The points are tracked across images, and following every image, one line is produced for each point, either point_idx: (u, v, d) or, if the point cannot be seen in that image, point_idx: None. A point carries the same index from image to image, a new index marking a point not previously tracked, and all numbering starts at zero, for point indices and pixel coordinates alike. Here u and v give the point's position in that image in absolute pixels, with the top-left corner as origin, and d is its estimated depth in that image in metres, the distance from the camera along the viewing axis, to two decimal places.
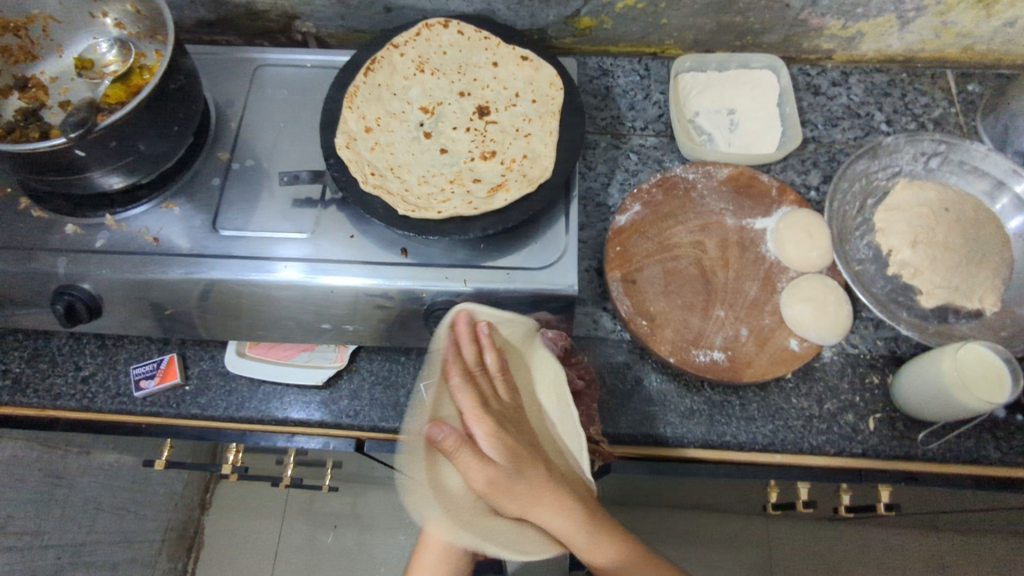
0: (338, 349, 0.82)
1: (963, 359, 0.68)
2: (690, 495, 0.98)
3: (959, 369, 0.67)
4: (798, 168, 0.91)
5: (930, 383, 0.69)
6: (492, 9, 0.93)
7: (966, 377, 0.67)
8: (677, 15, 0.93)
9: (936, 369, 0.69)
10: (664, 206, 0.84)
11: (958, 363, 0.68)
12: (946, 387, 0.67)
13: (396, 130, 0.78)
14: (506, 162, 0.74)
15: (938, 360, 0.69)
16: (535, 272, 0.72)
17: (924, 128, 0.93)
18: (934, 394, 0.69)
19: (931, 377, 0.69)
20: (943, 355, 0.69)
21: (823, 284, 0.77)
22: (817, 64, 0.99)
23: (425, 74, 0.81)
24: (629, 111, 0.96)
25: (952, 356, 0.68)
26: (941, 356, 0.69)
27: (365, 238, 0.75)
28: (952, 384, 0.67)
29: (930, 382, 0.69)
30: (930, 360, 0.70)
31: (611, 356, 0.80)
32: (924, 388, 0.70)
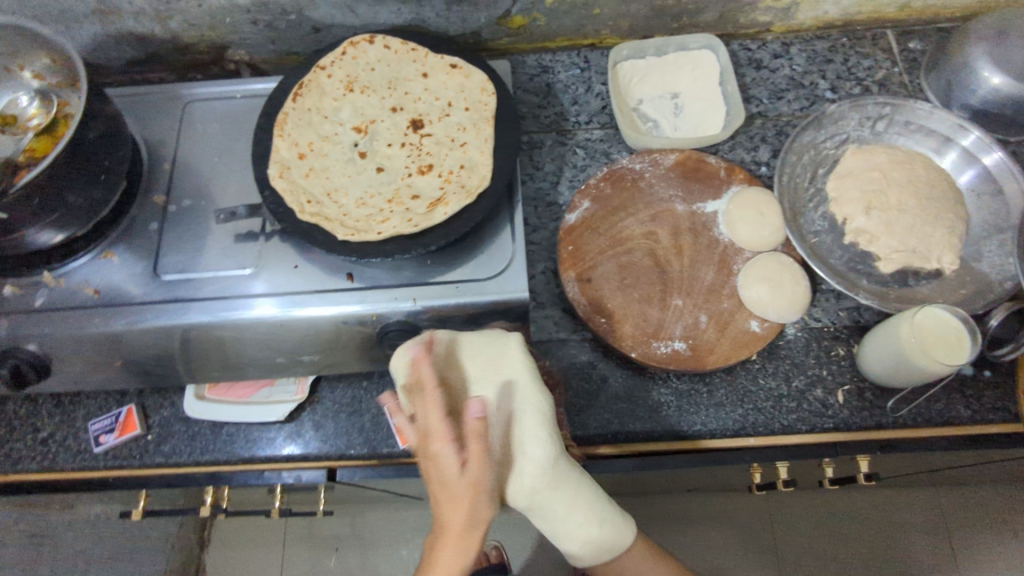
0: (298, 382, 0.80)
1: (921, 324, 0.68)
2: (677, 483, 0.97)
3: (918, 334, 0.67)
4: (746, 145, 0.89)
5: (892, 351, 0.69)
6: (421, 18, 0.92)
7: (925, 342, 0.67)
8: (608, 4, 0.91)
9: (896, 336, 0.68)
10: (613, 199, 0.83)
11: (917, 329, 0.68)
12: (906, 353, 0.67)
13: (330, 153, 0.76)
14: (443, 174, 0.73)
15: (897, 328, 0.69)
16: (485, 282, 0.71)
17: (869, 91, 0.92)
18: (898, 362, 0.69)
19: (892, 345, 0.69)
20: (901, 321, 0.69)
21: (778, 261, 0.77)
22: (756, 37, 0.98)
23: (356, 93, 0.80)
24: (572, 106, 0.95)
25: (910, 323, 0.68)
26: (900, 324, 0.69)
27: (309, 266, 0.73)
28: (911, 350, 0.66)
29: (892, 350, 0.69)
30: (889, 327, 0.70)
31: (574, 357, 0.78)
32: (888, 357, 0.70)
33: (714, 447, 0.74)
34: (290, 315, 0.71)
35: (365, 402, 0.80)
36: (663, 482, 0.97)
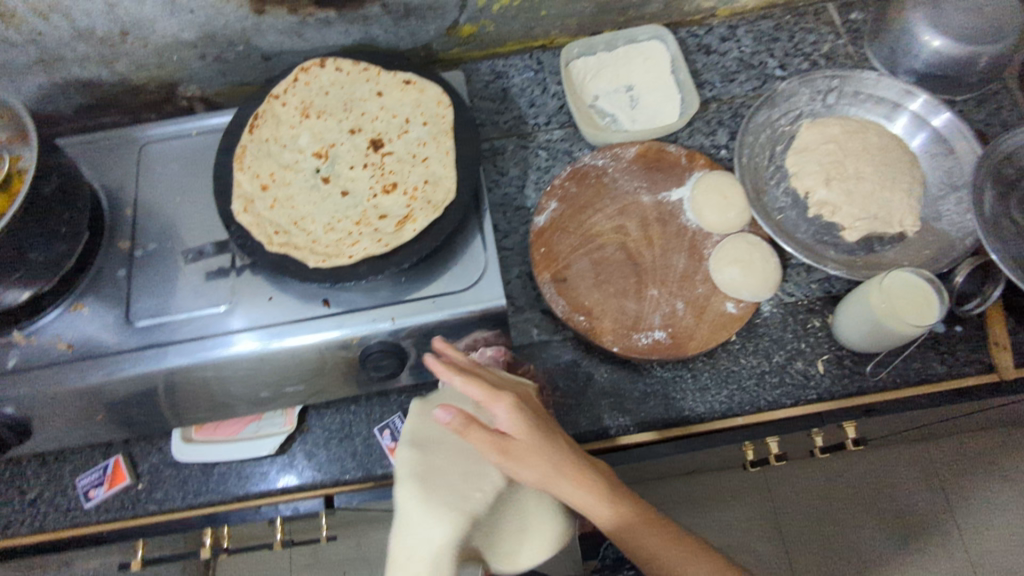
0: (285, 413, 0.80)
1: (894, 291, 0.69)
2: (673, 467, 0.98)
3: (889, 298, 0.69)
4: (705, 130, 0.91)
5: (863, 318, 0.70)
6: (371, 36, 0.93)
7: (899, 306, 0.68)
8: (554, 5, 0.92)
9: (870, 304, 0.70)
10: (579, 197, 0.84)
11: (888, 295, 0.69)
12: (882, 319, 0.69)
13: (293, 181, 0.76)
14: (409, 191, 0.73)
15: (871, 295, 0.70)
16: (461, 294, 0.71)
17: (817, 65, 0.94)
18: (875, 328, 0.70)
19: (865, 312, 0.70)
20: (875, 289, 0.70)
21: (747, 242, 0.78)
22: (703, 23, 1.00)
23: (312, 118, 0.79)
24: (529, 109, 0.96)
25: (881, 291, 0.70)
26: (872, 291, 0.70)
27: (284, 296, 0.73)
28: (884, 316, 0.68)
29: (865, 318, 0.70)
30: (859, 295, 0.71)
31: (558, 357, 0.79)
32: (862, 325, 0.71)
33: (705, 430, 0.75)
34: (271, 347, 0.70)
35: (355, 426, 0.80)
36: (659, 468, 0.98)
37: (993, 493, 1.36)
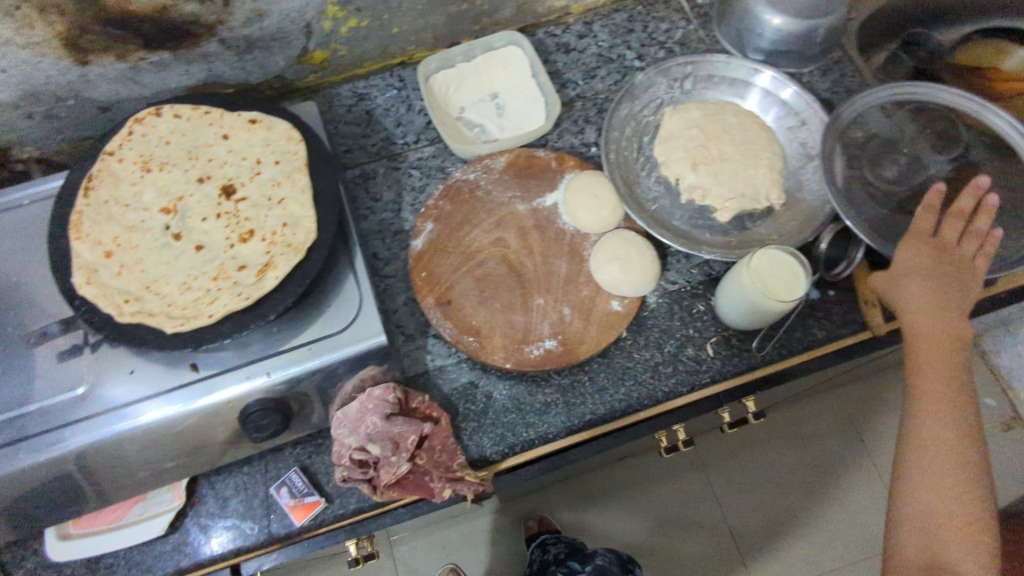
0: (172, 488, 0.74)
1: (772, 270, 0.71)
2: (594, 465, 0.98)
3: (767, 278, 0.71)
4: (573, 130, 0.91)
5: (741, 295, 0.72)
6: (217, 73, 0.87)
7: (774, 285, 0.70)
8: (405, 21, 0.90)
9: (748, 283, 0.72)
10: (455, 214, 0.82)
11: (765, 273, 0.71)
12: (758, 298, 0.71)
13: (141, 242, 0.71)
14: (267, 237, 0.69)
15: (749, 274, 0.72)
16: (338, 336, 0.68)
17: (672, 52, 0.96)
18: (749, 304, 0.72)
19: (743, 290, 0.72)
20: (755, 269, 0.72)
21: (623, 238, 0.78)
22: (559, 22, 1.00)
23: (154, 172, 0.74)
24: (397, 129, 0.93)
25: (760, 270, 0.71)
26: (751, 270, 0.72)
27: (146, 368, 0.67)
28: (759, 296, 0.70)
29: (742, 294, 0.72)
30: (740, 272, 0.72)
31: (455, 381, 0.77)
32: (738, 301, 0.73)
33: (609, 430, 0.75)
34: (139, 425, 0.65)
35: (251, 488, 0.76)
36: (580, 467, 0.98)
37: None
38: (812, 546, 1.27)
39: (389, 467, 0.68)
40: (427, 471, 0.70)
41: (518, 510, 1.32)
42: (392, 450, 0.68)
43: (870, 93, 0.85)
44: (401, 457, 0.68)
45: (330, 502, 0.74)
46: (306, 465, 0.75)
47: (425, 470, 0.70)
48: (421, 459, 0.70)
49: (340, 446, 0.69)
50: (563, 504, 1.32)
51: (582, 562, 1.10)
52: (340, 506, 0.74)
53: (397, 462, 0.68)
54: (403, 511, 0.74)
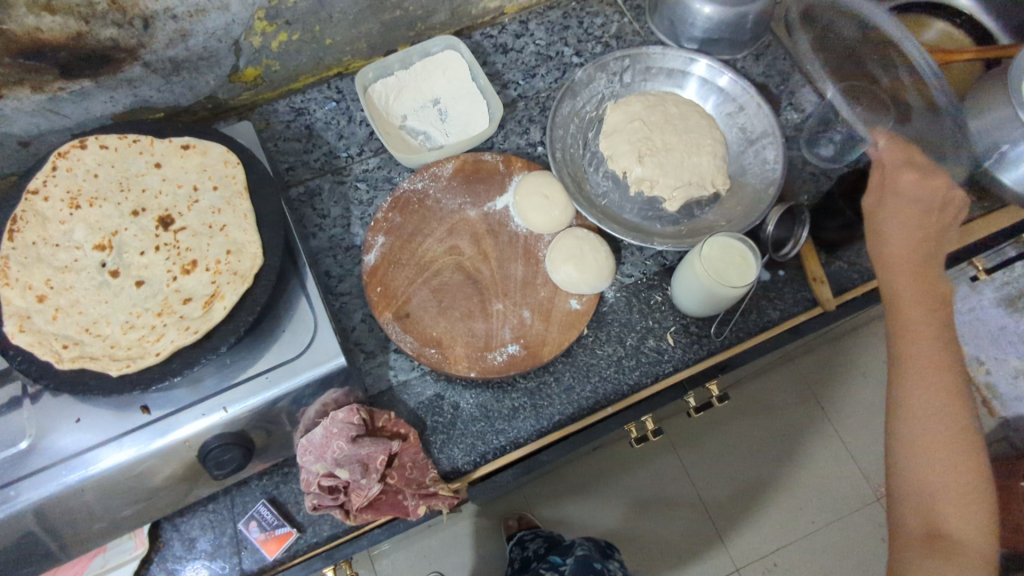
0: (133, 536, 0.72)
1: (727, 257, 0.72)
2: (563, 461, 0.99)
3: (720, 266, 0.72)
4: (517, 131, 0.91)
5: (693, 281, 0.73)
6: (144, 98, 0.84)
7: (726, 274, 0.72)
8: (338, 31, 0.88)
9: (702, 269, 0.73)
10: (406, 225, 0.81)
11: (719, 261, 0.72)
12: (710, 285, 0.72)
13: (75, 283, 0.67)
14: (211, 266, 0.67)
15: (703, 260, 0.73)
16: (294, 362, 0.66)
17: (609, 46, 0.97)
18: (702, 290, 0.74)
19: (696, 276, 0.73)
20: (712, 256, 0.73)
21: (576, 237, 0.78)
22: (495, 23, 0.99)
23: (84, 207, 0.70)
24: (339, 141, 0.91)
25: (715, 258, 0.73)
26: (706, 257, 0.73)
27: (93, 414, 0.64)
28: (710, 284, 0.71)
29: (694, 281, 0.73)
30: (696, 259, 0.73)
31: (420, 394, 0.76)
32: (691, 286, 0.74)
33: (579, 429, 0.76)
34: (90, 475, 0.62)
35: (219, 525, 0.74)
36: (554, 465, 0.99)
37: (861, 385, 1.39)
38: (783, 514, 1.30)
39: (358, 490, 0.67)
40: (399, 490, 0.70)
41: (497, 513, 1.32)
42: (361, 473, 0.67)
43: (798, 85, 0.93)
44: (370, 480, 0.68)
45: (303, 532, 0.72)
46: (273, 497, 0.74)
47: (398, 488, 0.70)
48: (392, 479, 0.69)
49: (307, 473, 0.68)
50: (541, 502, 1.32)
51: (563, 555, 1.08)
52: (313, 534, 0.72)
53: (366, 485, 0.67)
54: (378, 532, 0.73)
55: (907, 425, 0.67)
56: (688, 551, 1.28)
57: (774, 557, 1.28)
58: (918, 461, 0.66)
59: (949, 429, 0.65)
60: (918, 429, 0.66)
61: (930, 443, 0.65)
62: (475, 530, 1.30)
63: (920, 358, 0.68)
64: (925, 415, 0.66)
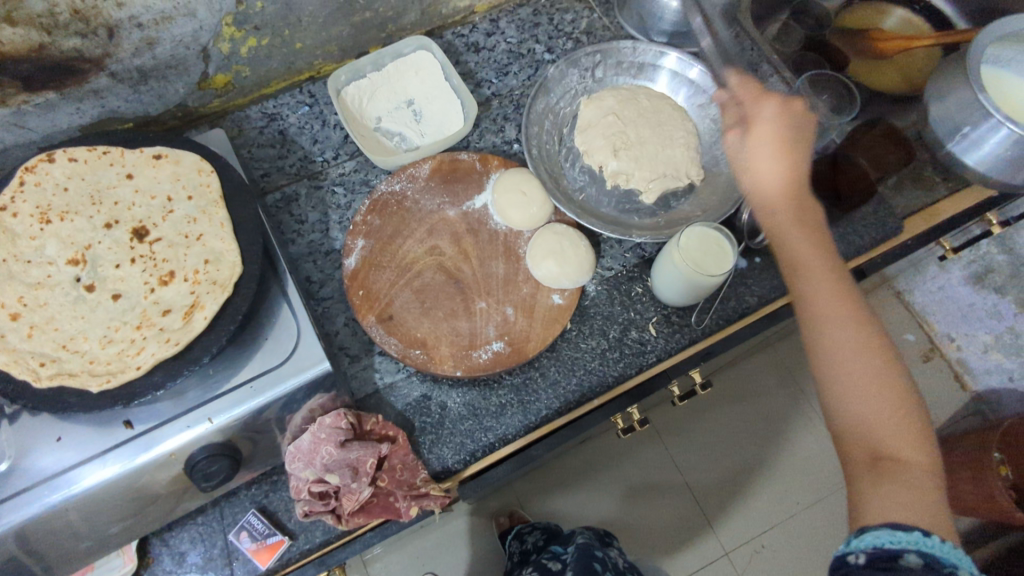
0: (121, 553, 0.71)
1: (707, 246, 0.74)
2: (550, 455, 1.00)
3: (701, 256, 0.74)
4: (493, 129, 0.91)
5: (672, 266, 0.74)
6: (112, 108, 0.82)
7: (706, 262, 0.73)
8: (308, 35, 0.87)
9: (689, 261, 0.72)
10: (385, 228, 0.81)
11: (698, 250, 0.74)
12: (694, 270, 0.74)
13: (50, 299, 0.66)
14: (189, 277, 0.66)
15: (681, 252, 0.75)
16: (279, 369, 0.65)
17: (580, 42, 0.98)
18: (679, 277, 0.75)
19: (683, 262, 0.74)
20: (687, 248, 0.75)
21: (555, 232, 0.79)
22: (466, 22, 0.99)
23: (54, 222, 0.69)
24: (314, 146, 0.91)
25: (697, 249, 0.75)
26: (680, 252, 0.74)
27: (74, 432, 0.63)
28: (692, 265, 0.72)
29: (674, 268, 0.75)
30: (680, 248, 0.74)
31: (407, 395, 0.76)
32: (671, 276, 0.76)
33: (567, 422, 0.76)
34: (75, 494, 0.61)
35: (209, 537, 0.73)
36: (543, 459, 1.00)
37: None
38: (769, 496, 1.33)
39: (350, 493, 0.68)
40: (388, 491, 0.70)
41: (488, 510, 1.32)
42: (352, 476, 0.67)
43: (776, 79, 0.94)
44: (360, 482, 0.68)
45: (295, 540, 0.72)
46: (264, 505, 0.73)
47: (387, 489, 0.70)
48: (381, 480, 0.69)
49: (296, 480, 0.68)
50: (531, 497, 1.33)
51: (562, 546, 1.09)
52: (305, 541, 0.72)
53: (358, 488, 0.68)
54: (372, 535, 0.73)
55: (831, 365, 0.58)
56: (677, 538, 1.30)
57: (762, 538, 1.30)
58: (861, 395, 0.56)
59: (882, 369, 0.57)
60: (848, 364, 0.57)
61: (866, 384, 0.56)
62: (467, 528, 1.31)
63: (830, 313, 0.58)
64: (861, 349, 0.57)
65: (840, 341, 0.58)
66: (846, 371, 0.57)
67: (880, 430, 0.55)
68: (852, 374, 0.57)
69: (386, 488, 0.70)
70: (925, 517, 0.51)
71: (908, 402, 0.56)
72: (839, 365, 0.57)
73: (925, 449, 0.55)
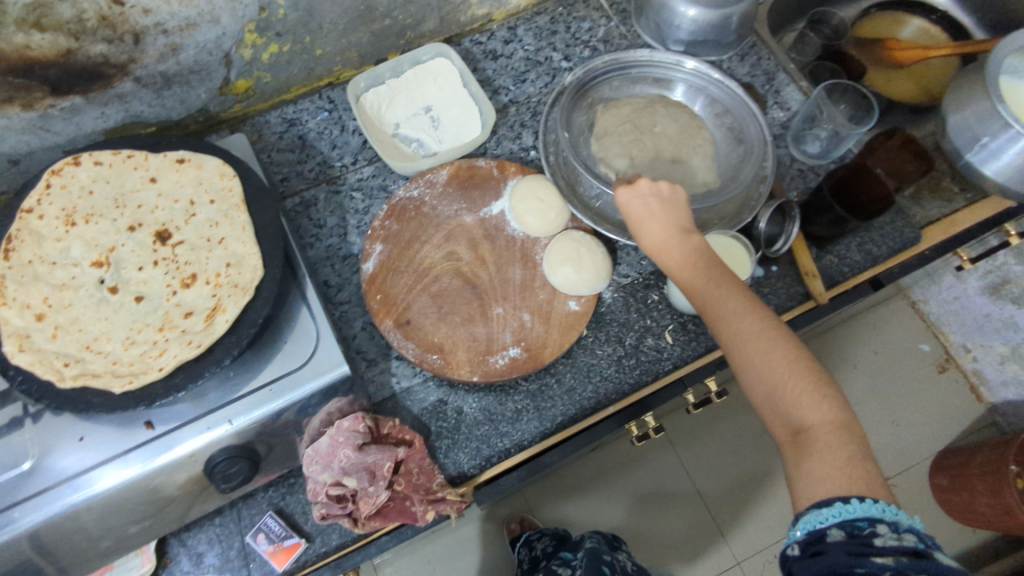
0: (140, 553, 0.72)
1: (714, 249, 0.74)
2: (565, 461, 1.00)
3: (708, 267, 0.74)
4: (510, 136, 0.92)
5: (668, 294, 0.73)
6: (135, 113, 0.83)
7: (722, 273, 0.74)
8: (328, 42, 0.88)
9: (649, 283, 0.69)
10: (403, 233, 0.81)
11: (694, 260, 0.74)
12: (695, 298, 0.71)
13: (74, 300, 0.67)
14: (211, 279, 0.67)
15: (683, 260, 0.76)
16: (298, 373, 0.66)
17: (597, 50, 0.98)
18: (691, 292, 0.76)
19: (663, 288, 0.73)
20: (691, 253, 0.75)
21: (572, 239, 0.79)
22: (483, 30, 1.00)
23: (80, 225, 0.70)
24: (333, 151, 0.92)
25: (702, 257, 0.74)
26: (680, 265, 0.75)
27: (96, 432, 0.64)
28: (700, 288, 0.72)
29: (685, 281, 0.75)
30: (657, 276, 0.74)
31: (423, 400, 0.76)
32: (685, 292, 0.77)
33: (582, 428, 0.76)
34: (99, 493, 0.62)
35: (226, 539, 0.74)
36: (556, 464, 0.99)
37: (851, 376, 1.40)
38: (781, 506, 1.32)
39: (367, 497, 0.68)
40: (404, 496, 0.70)
41: (499, 516, 1.32)
42: (369, 480, 0.68)
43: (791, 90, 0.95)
44: (377, 485, 0.68)
45: (312, 542, 0.73)
46: (280, 508, 0.73)
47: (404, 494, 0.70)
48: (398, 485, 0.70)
49: (314, 484, 0.68)
50: (542, 504, 1.33)
51: (573, 551, 1.09)
52: (321, 544, 0.72)
53: (374, 491, 0.68)
54: (387, 539, 0.74)
55: (739, 351, 0.57)
56: (688, 547, 1.30)
57: (774, 549, 1.29)
58: (769, 373, 0.55)
59: (783, 344, 0.56)
60: (748, 350, 0.56)
61: (772, 364, 0.55)
62: (478, 534, 1.31)
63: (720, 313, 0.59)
64: (758, 332, 0.57)
65: (739, 337, 0.57)
66: (750, 360, 0.56)
67: (790, 408, 0.54)
68: (767, 362, 0.55)
69: (403, 492, 0.70)
70: (845, 484, 0.49)
71: (811, 371, 0.54)
72: (744, 354, 0.57)
73: (835, 410, 0.53)
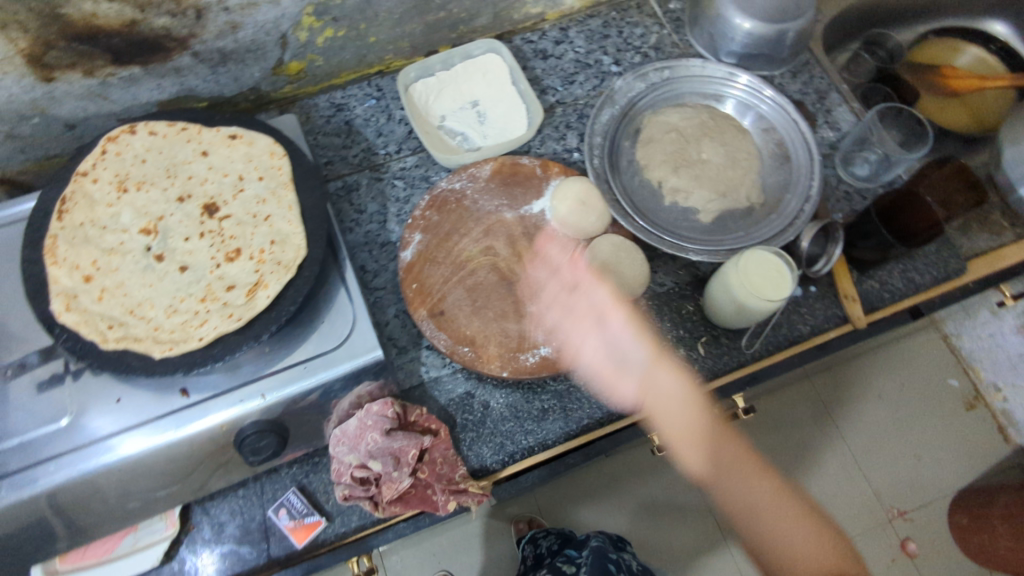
0: (165, 516, 0.73)
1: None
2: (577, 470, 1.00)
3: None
4: (555, 136, 0.92)
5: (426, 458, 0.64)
6: (189, 87, 0.85)
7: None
8: (382, 30, 0.89)
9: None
10: (443, 224, 0.82)
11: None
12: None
13: (121, 265, 0.68)
14: (254, 255, 0.68)
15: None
16: (333, 354, 0.67)
17: (648, 57, 0.98)
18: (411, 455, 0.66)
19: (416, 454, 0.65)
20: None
21: (611, 242, 0.79)
22: (536, 29, 1.00)
23: (131, 192, 0.72)
24: (378, 139, 0.92)
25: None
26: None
27: (133, 395, 0.65)
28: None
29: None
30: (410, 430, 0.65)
31: (451, 391, 0.77)
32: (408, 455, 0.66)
33: (607, 433, 0.76)
34: (120, 459, 0.62)
35: (248, 511, 0.75)
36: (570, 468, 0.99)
37: (874, 405, 1.38)
38: None
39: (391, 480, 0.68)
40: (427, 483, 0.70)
41: (508, 514, 1.32)
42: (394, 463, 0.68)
43: (842, 111, 0.93)
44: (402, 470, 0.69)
45: (331, 522, 0.73)
46: (303, 485, 0.75)
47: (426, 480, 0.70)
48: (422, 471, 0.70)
49: (340, 464, 0.69)
50: (552, 506, 1.32)
51: (578, 550, 1.09)
52: (340, 525, 0.73)
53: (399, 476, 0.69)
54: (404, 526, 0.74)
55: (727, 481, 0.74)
56: (696, 563, 1.29)
57: None
58: (738, 503, 0.72)
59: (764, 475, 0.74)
60: (754, 502, 0.72)
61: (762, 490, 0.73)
62: (486, 530, 1.31)
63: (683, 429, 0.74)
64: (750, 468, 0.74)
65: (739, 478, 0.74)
66: (761, 510, 0.71)
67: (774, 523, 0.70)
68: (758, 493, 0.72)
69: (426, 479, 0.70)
70: None
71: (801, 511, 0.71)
72: (742, 508, 0.72)
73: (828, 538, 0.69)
